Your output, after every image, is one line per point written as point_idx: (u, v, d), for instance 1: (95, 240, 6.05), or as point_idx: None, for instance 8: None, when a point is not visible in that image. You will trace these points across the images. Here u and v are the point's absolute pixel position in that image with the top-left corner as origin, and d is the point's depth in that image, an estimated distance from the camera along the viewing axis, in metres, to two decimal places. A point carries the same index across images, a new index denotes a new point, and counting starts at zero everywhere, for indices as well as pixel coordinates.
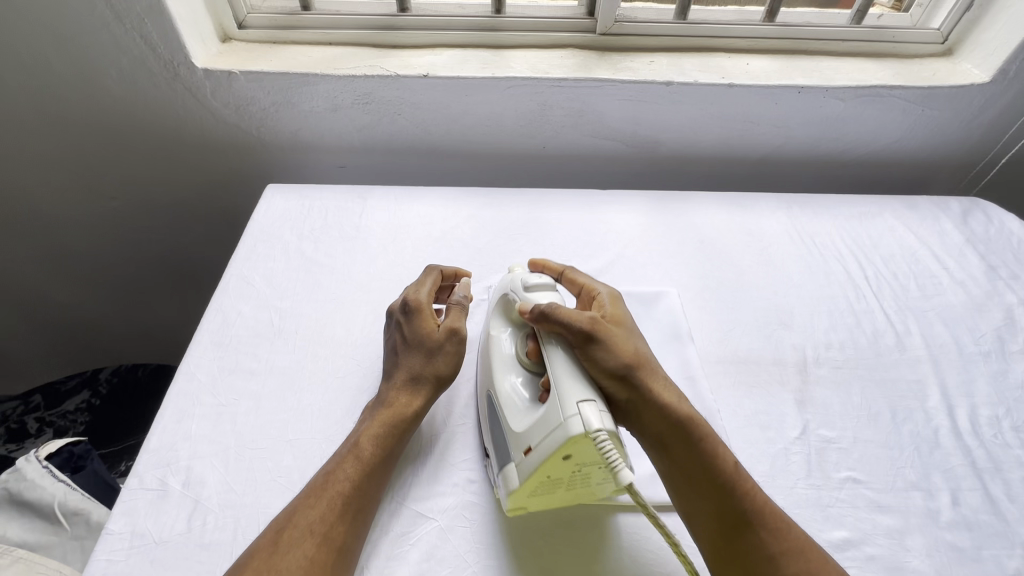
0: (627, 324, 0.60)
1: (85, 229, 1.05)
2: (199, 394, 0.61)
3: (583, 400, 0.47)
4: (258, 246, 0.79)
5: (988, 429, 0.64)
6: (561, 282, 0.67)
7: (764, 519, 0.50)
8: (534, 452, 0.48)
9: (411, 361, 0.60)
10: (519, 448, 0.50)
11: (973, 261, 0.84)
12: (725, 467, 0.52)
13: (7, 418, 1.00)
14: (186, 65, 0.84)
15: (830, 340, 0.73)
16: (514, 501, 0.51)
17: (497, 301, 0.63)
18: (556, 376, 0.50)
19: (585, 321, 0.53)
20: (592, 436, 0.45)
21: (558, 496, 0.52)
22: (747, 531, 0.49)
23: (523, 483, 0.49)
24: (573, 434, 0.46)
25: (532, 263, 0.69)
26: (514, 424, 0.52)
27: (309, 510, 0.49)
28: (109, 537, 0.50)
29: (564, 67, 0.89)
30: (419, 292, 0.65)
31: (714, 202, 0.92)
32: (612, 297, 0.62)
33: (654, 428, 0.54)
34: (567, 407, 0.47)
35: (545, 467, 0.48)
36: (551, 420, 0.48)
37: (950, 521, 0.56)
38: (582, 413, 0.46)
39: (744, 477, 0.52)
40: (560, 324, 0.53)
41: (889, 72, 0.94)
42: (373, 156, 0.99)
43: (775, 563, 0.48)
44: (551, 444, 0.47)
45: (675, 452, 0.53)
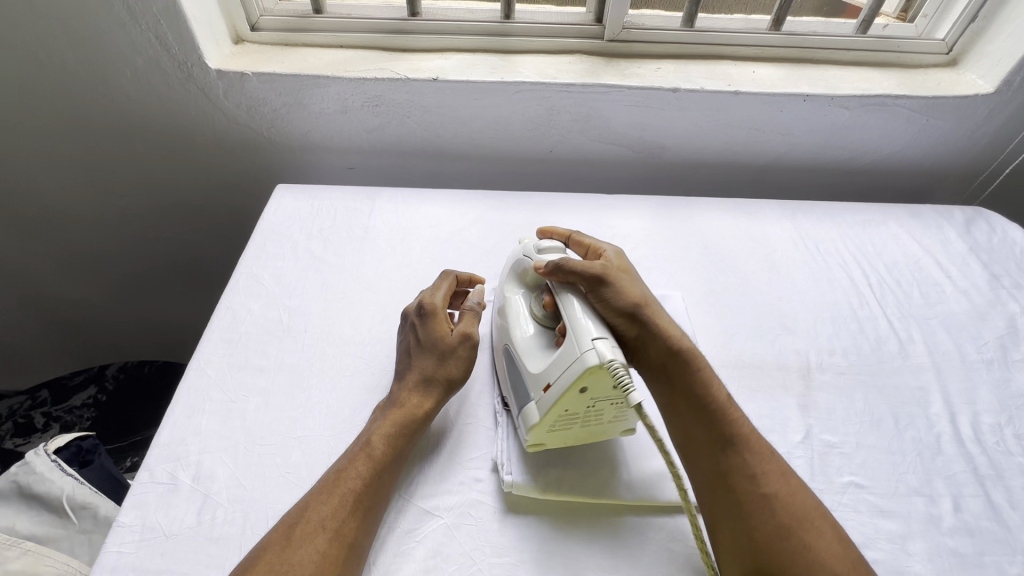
0: (632, 273, 0.65)
1: (95, 226, 1.06)
2: (209, 390, 0.62)
3: (597, 338, 0.52)
4: (268, 245, 0.80)
5: (990, 436, 0.65)
6: (569, 246, 0.71)
7: (750, 443, 0.54)
8: (554, 387, 0.52)
9: (424, 363, 0.61)
10: (538, 386, 0.55)
11: (976, 270, 0.85)
12: (718, 397, 0.57)
13: (14, 412, 1.02)
14: (199, 66, 0.85)
15: (834, 346, 0.74)
16: (535, 437, 0.55)
17: (510, 269, 0.67)
18: (570, 321, 0.55)
19: (597, 268, 0.60)
20: (608, 366, 0.50)
21: (573, 434, 0.56)
22: (732, 451, 0.53)
23: (543, 417, 0.53)
24: (590, 365, 0.50)
25: (542, 231, 0.73)
26: (532, 364, 0.56)
27: (322, 505, 0.50)
28: (120, 529, 0.51)
29: (572, 72, 0.91)
30: (435, 296, 0.66)
31: (719, 208, 0.93)
32: (619, 254, 0.67)
33: (655, 360, 0.59)
34: (583, 343, 0.52)
35: (564, 400, 0.52)
36: (568, 357, 0.52)
37: (952, 527, 0.57)
38: (597, 347, 0.51)
39: (734, 408, 0.56)
40: (574, 271, 0.59)
41: (893, 82, 0.95)
42: (381, 158, 1.00)
43: (757, 481, 0.51)
44: (569, 376, 0.51)
45: (672, 382, 0.58)
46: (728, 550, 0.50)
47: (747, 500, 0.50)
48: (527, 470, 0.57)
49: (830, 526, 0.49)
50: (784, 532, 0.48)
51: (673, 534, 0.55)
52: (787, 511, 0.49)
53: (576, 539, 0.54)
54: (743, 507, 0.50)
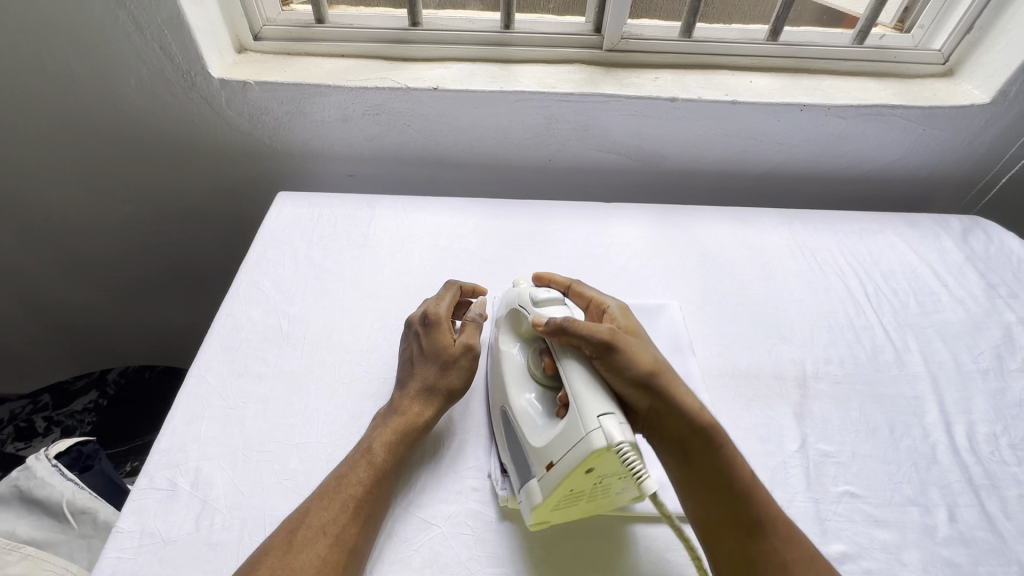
0: (640, 334, 0.60)
1: (98, 232, 1.07)
2: (209, 397, 0.62)
3: (603, 414, 0.48)
4: (268, 252, 0.81)
5: (985, 446, 0.65)
6: (569, 295, 0.69)
7: (778, 529, 0.51)
8: (558, 467, 0.48)
9: (426, 372, 0.61)
10: (540, 463, 0.51)
11: (973, 279, 0.85)
12: (742, 477, 0.53)
13: (17, 417, 1.03)
14: (202, 75, 0.86)
15: (830, 355, 0.74)
16: (538, 517, 0.51)
17: (506, 316, 0.65)
18: (574, 392, 0.51)
19: (604, 332, 0.54)
20: (615, 449, 0.46)
21: (579, 509, 0.52)
22: (760, 539, 0.50)
23: (547, 497, 0.50)
24: (596, 448, 0.46)
25: (539, 277, 0.71)
26: (535, 438, 0.53)
27: (322, 511, 0.50)
28: (118, 535, 0.51)
29: (571, 82, 0.92)
30: (439, 306, 0.66)
31: (716, 216, 0.94)
32: (622, 310, 0.63)
33: (674, 434, 0.54)
34: (587, 422, 0.48)
35: (567, 481, 0.48)
36: (572, 435, 0.48)
37: (947, 537, 0.57)
38: (604, 427, 0.47)
39: (758, 487, 0.53)
40: (578, 335, 0.54)
41: (890, 92, 0.96)
42: (382, 166, 1.01)
43: (786, 569, 0.49)
44: (575, 459, 0.47)
45: (693, 459, 0.54)
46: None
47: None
48: None
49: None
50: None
51: (669, 544, 0.55)
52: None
53: (572, 548, 0.54)
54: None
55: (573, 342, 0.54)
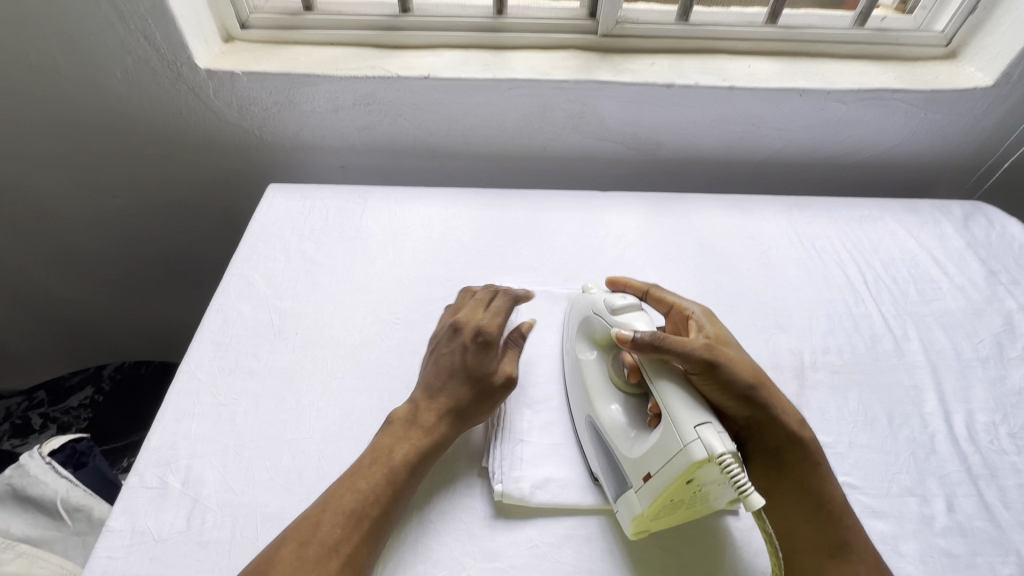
0: (732, 344, 0.59)
1: (89, 227, 1.05)
2: (199, 393, 0.62)
3: (700, 424, 0.47)
4: (259, 247, 0.80)
5: (984, 435, 0.64)
6: (646, 301, 0.66)
7: (863, 553, 0.51)
8: (657, 477, 0.48)
9: (457, 390, 0.58)
10: (638, 474, 0.50)
11: (974, 266, 0.84)
12: (831, 494, 0.53)
13: (13, 413, 1.03)
14: (188, 65, 0.85)
15: (828, 344, 0.73)
16: (639, 526, 0.51)
17: (581, 324, 0.64)
18: (665, 403, 0.49)
19: (703, 347, 0.51)
20: (717, 460, 0.44)
21: (677, 516, 0.52)
22: (844, 560, 0.51)
23: (648, 508, 0.49)
24: (696, 460, 0.45)
25: (613, 281, 0.69)
26: (630, 451, 0.52)
27: (335, 527, 0.49)
28: (109, 534, 0.51)
29: (565, 69, 0.90)
30: (491, 318, 0.63)
31: (713, 204, 0.92)
32: (706, 314, 0.62)
33: (772, 447, 0.54)
34: (685, 433, 0.46)
35: (669, 491, 0.47)
36: (669, 447, 0.47)
37: (944, 527, 0.56)
38: (702, 437, 0.45)
39: (846, 510, 0.53)
40: (676, 353, 0.50)
41: (891, 75, 0.94)
42: (374, 156, 0.99)
43: None
44: (676, 470, 0.46)
45: (787, 472, 0.54)
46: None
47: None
48: (522, 479, 0.57)
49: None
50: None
51: (664, 538, 0.54)
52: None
53: (568, 543, 0.54)
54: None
55: (670, 359, 0.51)
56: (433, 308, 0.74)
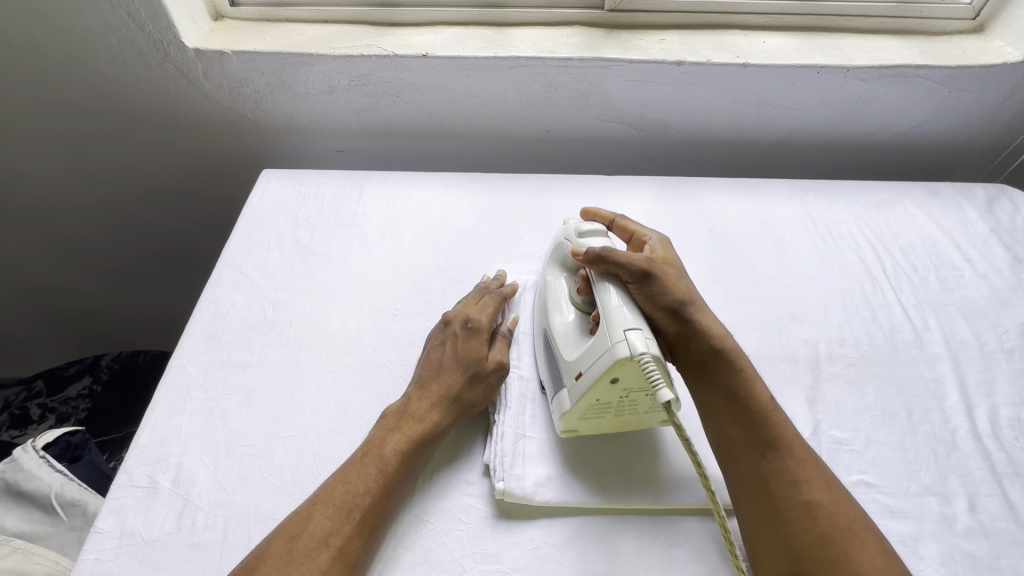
0: (677, 264, 0.61)
1: (82, 214, 1.03)
2: (190, 388, 0.60)
3: (631, 328, 0.49)
4: (252, 234, 0.77)
5: (1009, 432, 0.61)
6: (612, 230, 0.68)
7: (791, 449, 0.51)
8: (585, 376, 0.51)
9: (452, 380, 0.58)
10: (570, 374, 0.54)
11: (998, 253, 0.80)
12: (758, 396, 0.54)
13: (10, 404, 1.01)
14: (176, 45, 0.81)
15: (845, 336, 0.70)
16: (568, 423, 0.54)
17: (552, 250, 0.65)
18: (606, 311, 0.52)
19: (644, 261, 0.56)
20: (637, 359, 0.47)
21: (607, 423, 0.55)
22: (774, 456, 0.51)
23: (574, 405, 0.52)
24: (619, 358, 0.48)
25: (584, 212, 0.70)
26: (567, 352, 0.55)
27: (326, 520, 0.47)
28: (97, 536, 0.49)
29: (570, 46, 0.85)
30: (481, 313, 0.64)
31: (725, 188, 0.88)
32: (664, 242, 0.63)
33: (700, 357, 0.56)
34: (614, 334, 0.50)
35: (593, 390, 0.51)
36: (599, 347, 0.50)
37: (966, 529, 0.54)
38: (628, 339, 0.48)
39: (776, 410, 0.54)
40: (617, 264, 0.56)
41: (915, 51, 0.89)
42: (371, 140, 0.96)
43: (797, 488, 0.49)
44: (600, 366, 0.49)
45: (714, 379, 0.56)
46: (770, 560, 0.47)
47: (787, 508, 0.48)
48: (524, 476, 0.54)
49: (868, 529, 0.47)
50: (825, 541, 0.46)
51: (672, 539, 0.52)
52: (830, 520, 0.47)
53: (571, 544, 0.52)
54: (781, 515, 0.48)
55: (611, 270, 0.56)
56: (433, 299, 0.71)
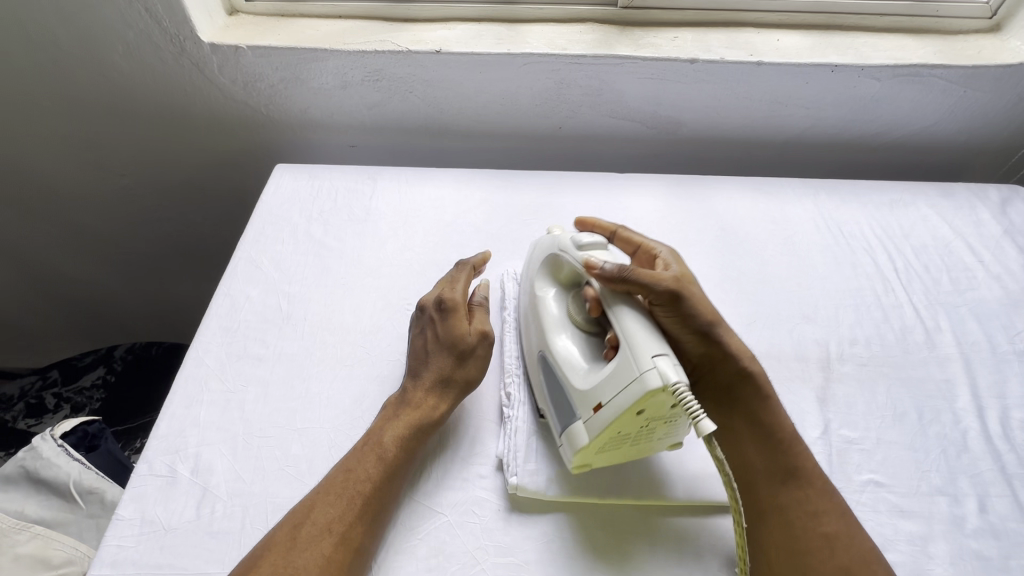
0: (693, 279, 0.59)
1: (96, 207, 1.04)
2: (207, 380, 0.61)
3: (657, 355, 0.47)
4: (266, 229, 0.77)
5: (1020, 433, 0.61)
6: (613, 242, 0.67)
7: (812, 480, 0.53)
8: (607, 408, 0.48)
9: (441, 364, 0.58)
10: (587, 406, 0.51)
11: (1011, 254, 0.80)
12: (781, 423, 0.56)
13: (27, 393, 1.03)
14: (192, 40, 0.82)
15: (856, 336, 0.70)
16: (582, 458, 0.51)
17: (543, 264, 0.63)
18: (626, 335, 0.50)
19: (667, 282, 0.55)
20: (671, 388, 0.45)
21: (619, 453, 0.53)
22: (794, 485, 0.52)
23: (593, 439, 0.50)
24: (651, 388, 0.46)
25: (579, 222, 0.69)
26: (580, 383, 0.52)
27: (328, 507, 0.48)
28: (119, 523, 0.50)
29: (583, 42, 0.85)
30: (454, 290, 0.63)
31: (737, 186, 0.88)
32: (673, 255, 0.62)
33: (725, 382, 0.58)
34: (641, 362, 0.47)
35: (617, 423, 0.48)
36: (625, 375, 0.48)
37: (976, 529, 0.54)
38: (658, 367, 0.46)
39: (798, 440, 0.55)
40: (640, 284, 0.53)
41: (930, 50, 0.88)
42: (383, 136, 0.96)
43: (816, 519, 0.50)
44: (628, 398, 0.47)
45: (738, 403, 0.57)
46: None
47: (807, 538, 0.49)
48: (537, 469, 0.55)
49: (881, 567, 0.48)
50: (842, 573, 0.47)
51: (682, 534, 0.53)
52: (847, 553, 0.48)
53: (583, 539, 0.52)
54: (800, 544, 0.49)
55: (632, 290, 0.54)
56: None
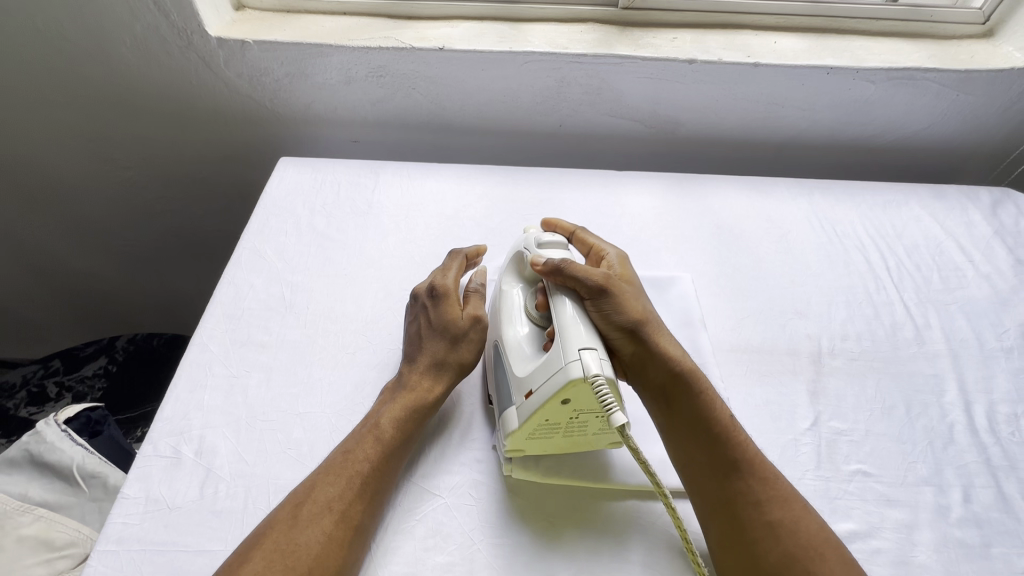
0: (635, 282, 0.61)
1: (100, 198, 1.05)
2: (211, 365, 0.62)
3: (585, 347, 0.49)
4: (270, 220, 0.79)
5: (1005, 427, 0.63)
6: (572, 242, 0.68)
7: (754, 469, 0.51)
8: (535, 395, 0.50)
9: (435, 347, 0.59)
10: (519, 391, 0.52)
11: (1001, 254, 0.82)
12: (718, 417, 0.53)
13: (28, 381, 1.04)
14: (199, 34, 0.83)
15: (847, 331, 0.72)
16: (513, 443, 0.53)
17: (509, 259, 0.63)
18: (561, 325, 0.51)
19: (600, 276, 0.55)
20: (590, 380, 0.47)
21: (553, 444, 0.54)
22: (736, 478, 0.51)
23: (521, 424, 0.51)
24: (572, 378, 0.47)
25: (546, 222, 0.70)
26: (517, 368, 0.53)
27: (328, 486, 0.50)
28: (124, 501, 0.52)
29: (584, 42, 0.87)
30: (446, 277, 0.64)
31: (734, 185, 0.90)
32: (621, 258, 0.64)
33: (656, 382, 0.56)
34: (569, 353, 0.49)
35: (542, 409, 0.49)
36: (553, 364, 0.49)
37: (960, 518, 0.56)
38: (582, 359, 0.48)
39: (737, 429, 0.53)
40: (574, 277, 0.55)
41: (924, 54, 0.90)
42: (386, 131, 0.98)
43: (760, 508, 0.49)
44: (551, 386, 0.48)
45: (672, 404, 0.55)
46: None
47: (752, 529, 0.48)
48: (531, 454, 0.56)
49: (835, 550, 0.48)
50: (789, 561, 0.47)
51: (673, 519, 0.54)
52: (792, 540, 0.48)
53: (576, 522, 0.53)
54: (747, 536, 0.48)
55: (569, 284, 0.55)
56: None
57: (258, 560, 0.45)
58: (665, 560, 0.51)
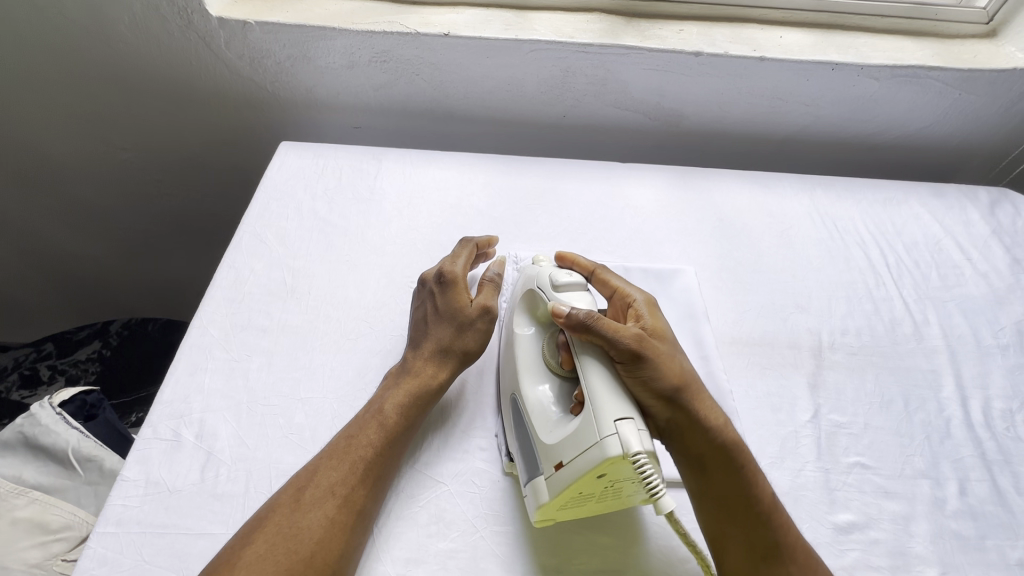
0: (669, 338, 0.55)
1: (95, 181, 1.03)
2: (211, 349, 0.61)
3: (621, 419, 0.45)
4: (271, 204, 0.78)
5: (1000, 422, 0.64)
6: (592, 282, 0.62)
7: (794, 553, 0.48)
8: (567, 468, 0.46)
9: (441, 334, 0.59)
10: (549, 461, 0.48)
11: (998, 253, 0.82)
12: (762, 496, 0.50)
13: (20, 364, 1.02)
14: (199, 13, 0.81)
15: (847, 326, 0.72)
16: (543, 514, 0.49)
17: (522, 298, 0.60)
18: (591, 392, 0.47)
19: (630, 335, 0.50)
20: (631, 458, 0.43)
21: (585, 509, 0.50)
22: (775, 563, 0.48)
23: (554, 497, 0.47)
24: (610, 456, 0.43)
25: (562, 258, 0.65)
26: (545, 436, 0.50)
27: (331, 471, 0.49)
28: (123, 484, 0.51)
29: (590, 32, 0.86)
30: (455, 264, 0.64)
31: (737, 180, 0.90)
32: (649, 305, 0.58)
33: (694, 452, 0.51)
34: (604, 426, 0.45)
35: (577, 484, 0.46)
36: (586, 438, 0.45)
37: (956, 510, 0.57)
38: (620, 433, 0.44)
39: (779, 509, 0.50)
40: (602, 335, 0.49)
41: (928, 52, 0.90)
42: (387, 117, 0.97)
43: None
44: (586, 463, 0.44)
45: (710, 475, 0.50)
46: None
47: None
48: None
49: None
50: None
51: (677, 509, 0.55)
52: None
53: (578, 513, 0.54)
54: None
55: (595, 341, 0.50)
56: None
57: (260, 543, 0.44)
58: (665, 548, 0.52)
